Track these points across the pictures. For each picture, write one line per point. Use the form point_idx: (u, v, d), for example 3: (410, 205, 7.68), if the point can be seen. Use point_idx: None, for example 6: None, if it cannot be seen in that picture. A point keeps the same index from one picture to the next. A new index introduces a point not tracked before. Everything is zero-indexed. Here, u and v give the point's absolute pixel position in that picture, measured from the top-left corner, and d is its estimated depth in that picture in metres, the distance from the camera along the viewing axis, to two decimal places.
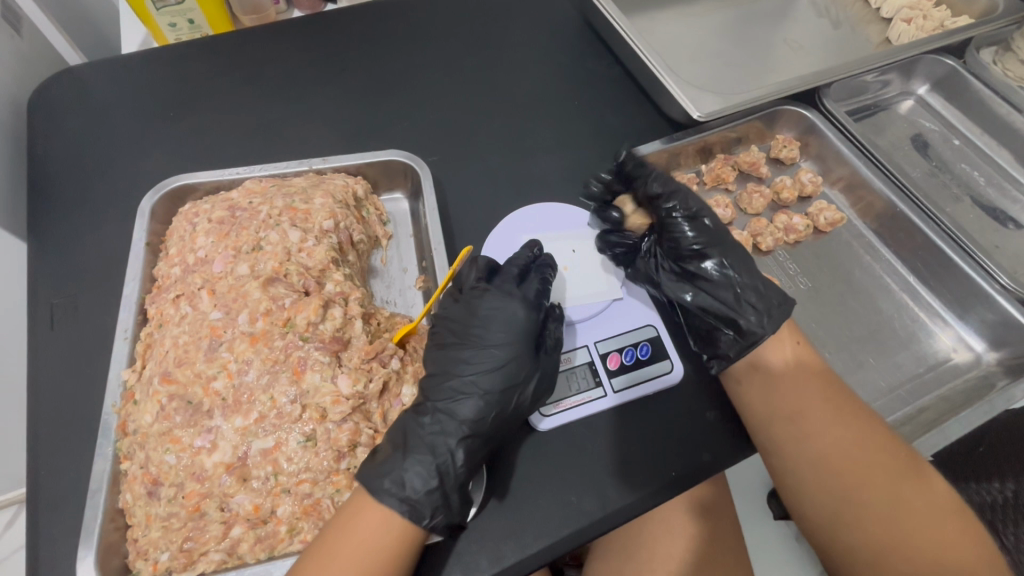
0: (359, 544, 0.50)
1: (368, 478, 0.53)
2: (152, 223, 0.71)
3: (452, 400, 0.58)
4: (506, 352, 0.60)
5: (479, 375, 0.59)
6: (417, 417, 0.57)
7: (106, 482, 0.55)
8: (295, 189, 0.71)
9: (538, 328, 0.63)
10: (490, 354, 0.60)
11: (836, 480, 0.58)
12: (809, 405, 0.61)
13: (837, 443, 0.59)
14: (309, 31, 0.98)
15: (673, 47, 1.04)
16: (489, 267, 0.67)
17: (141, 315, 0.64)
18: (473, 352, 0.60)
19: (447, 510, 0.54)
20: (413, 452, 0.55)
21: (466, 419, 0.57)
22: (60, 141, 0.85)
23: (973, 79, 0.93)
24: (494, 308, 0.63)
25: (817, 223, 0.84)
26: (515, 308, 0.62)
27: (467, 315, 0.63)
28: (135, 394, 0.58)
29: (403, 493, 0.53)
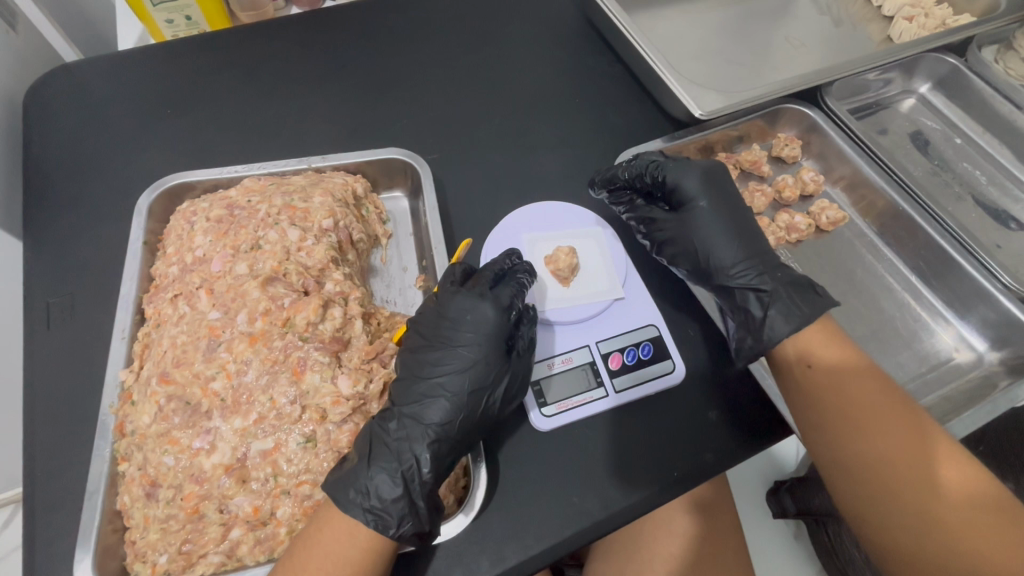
0: (329, 556, 0.49)
1: (333, 488, 0.52)
2: (150, 222, 0.71)
3: (419, 405, 0.57)
4: (475, 354, 0.59)
5: (448, 378, 0.58)
6: (382, 424, 0.56)
7: (103, 484, 0.54)
8: (294, 187, 0.70)
9: (508, 330, 0.61)
10: (458, 355, 0.59)
11: (880, 478, 0.56)
12: (855, 401, 0.59)
13: (883, 440, 0.57)
14: (307, 28, 0.98)
15: (674, 45, 1.03)
16: (463, 271, 0.66)
17: (138, 314, 0.64)
18: (442, 354, 0.59)
19: (415, 518, 0.52)
20: (378, 459, 0.53)
21: (432, 424, 0.56)
22: (56, 139, 0.84)
23: (975, 78, 0.93)
24: (464, 308, 0.61)
25: (819, 222, 0.83)
26: (484, 309, 0.60)
27: (437, 315, 0.62)
28: (132, 395, 0.58)
29: (368, 503, 0.52)
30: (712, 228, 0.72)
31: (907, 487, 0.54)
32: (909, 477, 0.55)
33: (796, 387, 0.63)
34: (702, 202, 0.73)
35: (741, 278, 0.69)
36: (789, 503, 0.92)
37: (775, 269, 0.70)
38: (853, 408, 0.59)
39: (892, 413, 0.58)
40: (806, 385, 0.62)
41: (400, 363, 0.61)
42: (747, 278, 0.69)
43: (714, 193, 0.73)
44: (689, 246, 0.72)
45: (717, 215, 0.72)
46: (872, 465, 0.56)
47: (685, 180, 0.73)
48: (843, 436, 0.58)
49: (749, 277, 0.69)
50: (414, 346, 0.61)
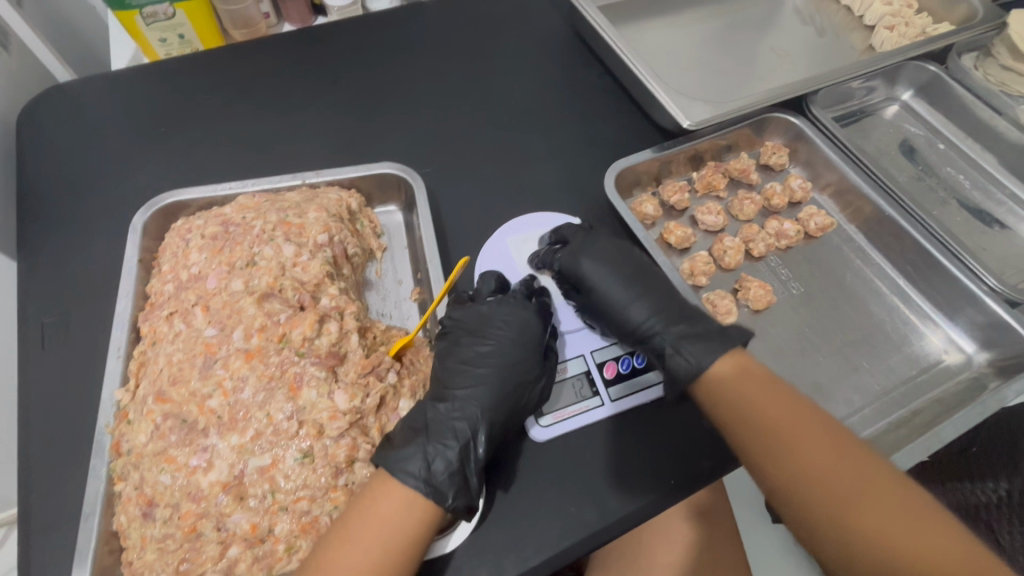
0: (378, 519, 0.49)
1: (390, 457, 0.53)
2: (144, 239, 0.71)
3: (462, 392, 0.59)
4: (518, 347, 0.62)
5: (492, 367, 0.61)
6: (436, 405, 0.58)
7: (99, 505, 0.54)
8: (288, 204, 0.71)
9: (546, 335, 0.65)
10: (506, 351, 0.62)
11: (815, 500, 0.48)
12: (778, 414, 0.53)
13: (800, 455, 0.51)
14: (299, 44, 0.99)
15: (661, 57, 1.05)
16: (500, 284, 0.69)
17: (134, 333, 0.64)
18: (490, 350, 0.62)
19: (468, 493, 0.54)
20: (433, 434, 0.55)
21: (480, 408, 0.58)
22: (49, 158, 0.84)
23: (956, 84, 0.95)
24: (507, 313, 0.65)
25: (808, 228, 0.85)
26: (527, 315, 0.64)
27: (481, 317, 0.64)
28: (128, 414, 0.57)
29: (424, 474, 0.52)
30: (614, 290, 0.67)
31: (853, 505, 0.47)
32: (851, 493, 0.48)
33: (712, 407, 0.57)
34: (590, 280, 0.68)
35: (649, 336, 0.64)
36: None
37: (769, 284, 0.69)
38: (778, 417, 0.53)
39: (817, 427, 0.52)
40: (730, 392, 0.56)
41: (440, 357, 0.63)
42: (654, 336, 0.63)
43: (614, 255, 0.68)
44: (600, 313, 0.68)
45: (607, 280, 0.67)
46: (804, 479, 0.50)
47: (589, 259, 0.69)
48: (772, 454, 0.51)
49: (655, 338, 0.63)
50: (455, 338, 0.64)
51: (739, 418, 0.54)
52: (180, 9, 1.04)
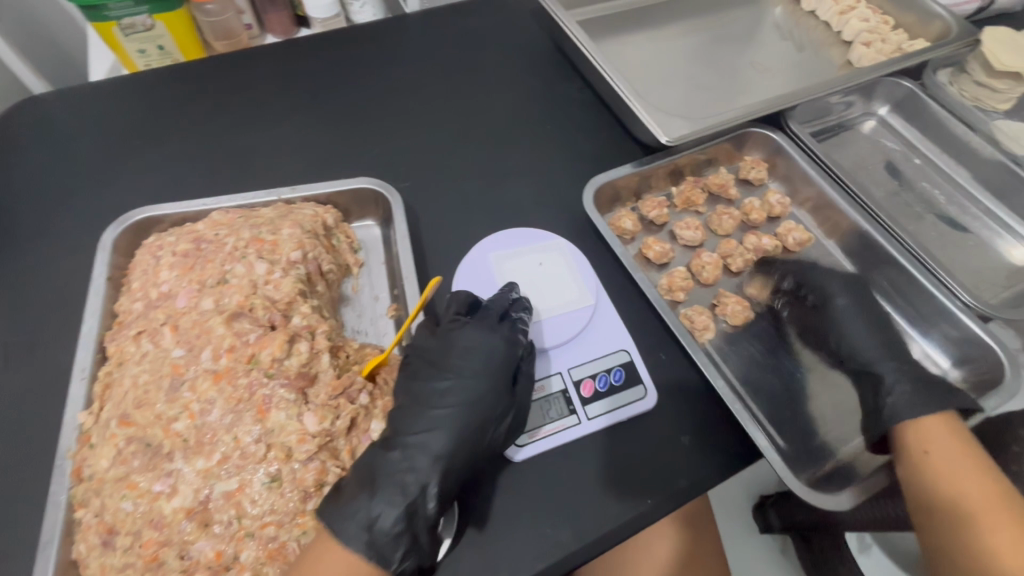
0: None
1: (327, 519, 0.52)
2: (114, 256, 0.70)
3: (417, 432, 0.57)
4: (480, 382, 0.60)
5: (450, 405, 0.59)
6: (385, 454, 0.56)
7: (59, 533, 0.52)
8: (263, 220, 0.70)
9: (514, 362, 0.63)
10: (463, 386, 0.60)
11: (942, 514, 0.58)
12: (945, 446, 0.60)
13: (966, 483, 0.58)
14: (279, 57, 0.99)
15: (642, 71, 1.06)
16: (469, 302, 0.68)
17: (100, 353, 0.62)
18: (450, 383, 0.60)
19: (418, 551, 0.54)
20: (379, 488, 0.54)
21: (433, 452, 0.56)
22: (19, 173, 0.82)
23: (930, 100, 0.96)
24: (471, 341, 0.63)
25: (786, 243, 0.86)
26: (494, 343, 0.63)
27: (443, 346, 0.63)
28: (91, 437, 0.56)
29: (370, 536, 0.52)
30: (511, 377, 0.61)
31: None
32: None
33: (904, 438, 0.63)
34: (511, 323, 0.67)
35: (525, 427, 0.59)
36: (773, 518, 1.06)
37: (870, 365, 0.71)
38: (974, 488, 0.58)
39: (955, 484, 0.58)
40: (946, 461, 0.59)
41: (402, 386, 0.62)
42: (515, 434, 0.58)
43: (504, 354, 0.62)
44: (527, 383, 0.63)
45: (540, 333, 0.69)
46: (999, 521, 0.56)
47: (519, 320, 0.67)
48: (920, 472, 0.60)
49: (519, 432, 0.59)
50: (420, 366, 0.62)
51: (907, 448, 0.62)
52: (159, 20, 1.03)
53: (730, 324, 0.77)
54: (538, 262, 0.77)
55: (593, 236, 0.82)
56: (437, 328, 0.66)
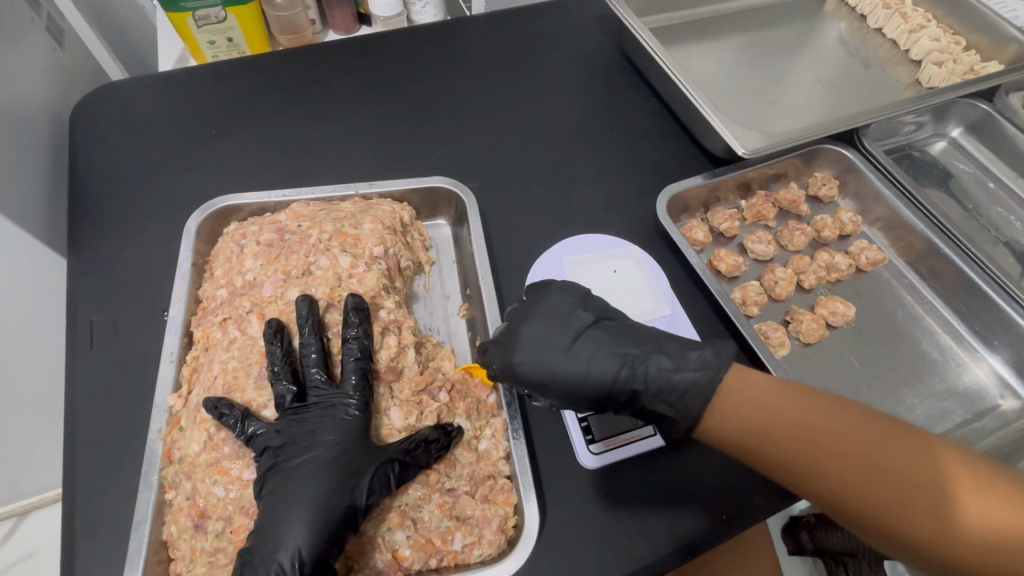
0: None
1: (256, 527, 0.50)
2: (197, 243, 0.71)
3: (332, 496, 0.50)
4: (279, 469, 0.52)
5: (340, 439, 0.53)
6: (288, 529, 0.49)
7: (151, 513, 0.53)
8: (344, 214, 0.70)
9: (292, 450, 0.53)
10: (264, 474, 0.52)
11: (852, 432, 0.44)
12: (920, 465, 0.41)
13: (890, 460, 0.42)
14: (348, 54, 1.00)
15: (708, 82, 1.06)
16: (288, 352, 0.57)
17: (185, 337, 0.63)
18: (304, 472, 0.51)
19: None
20: (288, 507, 0.50)
21: (341, 479, 0.51)
22: (100, 156, 0.84)
23: (1007, 123, 0.94)
24: (287, 424, 0.54)
25: (858, 262, 0.85)
26: (289, 427, 0.54)
27: (291, 424, 0.54)
28: (180, 420, 0.57)
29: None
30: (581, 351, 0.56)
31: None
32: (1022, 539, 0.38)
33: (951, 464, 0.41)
34: (529, 369, 0.56)
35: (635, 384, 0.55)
36: (806, 539, 0.94)
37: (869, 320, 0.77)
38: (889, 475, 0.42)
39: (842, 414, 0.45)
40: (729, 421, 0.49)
41: (291, 425, 0.54)
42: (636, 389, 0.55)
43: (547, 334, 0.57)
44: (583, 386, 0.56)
45: (558, 345, 0.56)
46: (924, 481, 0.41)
47: (528, 347, 0.57)
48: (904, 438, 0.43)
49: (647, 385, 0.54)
50: (323, 404, 0.55)
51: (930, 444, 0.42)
52: (231, 13, 1.04)
53: (802, 341, 0.77)
54: (612, 268, 0.77)
55: (663, 245, 0.82)
56: (280, 389, 0.56)
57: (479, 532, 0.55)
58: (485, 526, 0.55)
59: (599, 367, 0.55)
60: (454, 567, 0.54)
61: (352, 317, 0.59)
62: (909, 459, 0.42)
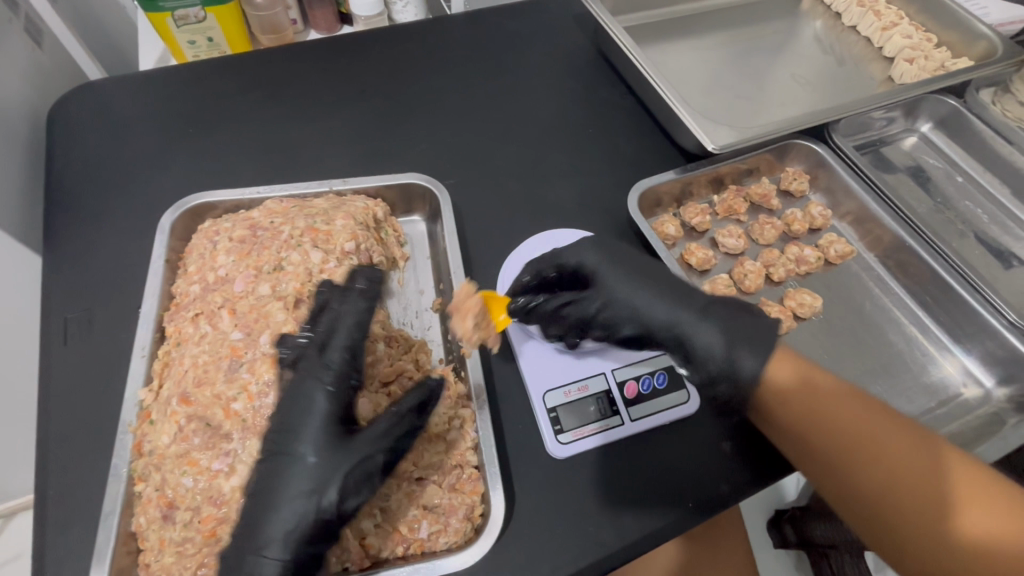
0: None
1: (242, 526, 0.51)
2: (172, 239, 0.72)
3: (307, 496, 0.50)
4: (273, 463, 0.52)
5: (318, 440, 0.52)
6: (263, 525, 0.50)
7: (120, 505, 0.53)
8: (316, 210, 0.71)
9: (286, 439, 0.53)
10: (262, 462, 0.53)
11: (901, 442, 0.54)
12: (930, 482, 0.52)
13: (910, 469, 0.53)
14: (326, 53, 1.00)
15: (684, 80, 1.07)
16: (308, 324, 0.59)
17: (158, 332, 0.64)
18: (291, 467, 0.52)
19: None
20: (271, 503, 0.50)
21: (316, 483, 0.50)
22: (77, 155, 0.85)
23: (974, 118, 0.96)
24: (289, 408, 0.54)
25: (828, 255, 0.86)
26: (288, 411, 0.54)
27: (285, 412, 0.54)
28: (151, 414, 0.58)
29: None
30: (639, 293, 0.62)
31: (990, 559, 0.49)
32: (988, 546, 0.50)
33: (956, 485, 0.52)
34: (618, 285, 0.63)
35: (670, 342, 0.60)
36: (789, 532, 0.98)
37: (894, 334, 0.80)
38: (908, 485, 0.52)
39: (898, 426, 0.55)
40: (799, 405, 0.55)
41: (281, 417, 0.54)
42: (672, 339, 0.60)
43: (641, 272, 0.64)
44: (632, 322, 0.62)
45: (624, 280, 0.63)
46: (934, 490, 0.52)
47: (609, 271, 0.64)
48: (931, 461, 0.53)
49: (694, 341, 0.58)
50: (301, 384, 0.55)
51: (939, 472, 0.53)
52: (211, 13, 1.05)
53: None
54: None
55: (636, 239, 0.83)
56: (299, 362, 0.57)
57: (445, 521, 0.56)
58: (451, 515, 0.57)
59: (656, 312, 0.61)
60: (421, 555, 0.55)
61: (363, 288, 0.61)
62: (923, 477, 0.52)
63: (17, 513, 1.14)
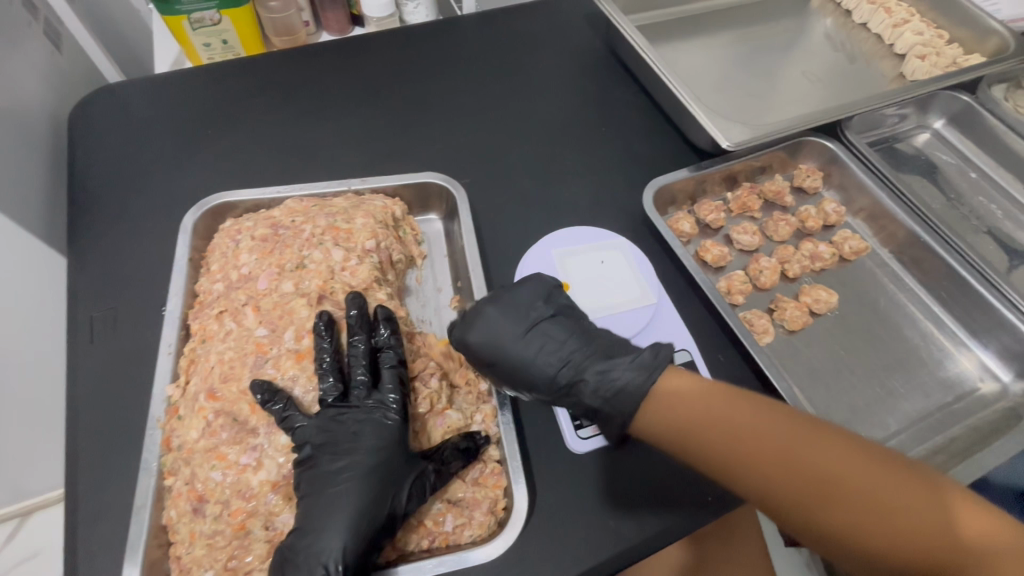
0: None
1: (296, 522, 0.53)
2: (194, 239, 0.73)
3: (371, 498, 0.53)
4: (328, 472, 0.54)
5: (382, 442, 0.55)
6: (323, 529, 0.51)
7: (151, 498, 0.54)
8: (337, 209, 0.72)
9: (341, 448, 0.55)
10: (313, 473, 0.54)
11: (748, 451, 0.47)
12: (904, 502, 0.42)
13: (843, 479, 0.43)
14: (341, 54, 1.01)
15: (695, 78, 1.08)
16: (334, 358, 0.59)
17: (183, 330, 0.65)
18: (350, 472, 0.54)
19: None
20: (332, 507, 0.52)
21: (386, 484, 0.54)
22: (98, 156, 0.86)
23: (988, 114, 0.96)
24: (340, 424, 0.56)
25: (842, 251, 0.86)
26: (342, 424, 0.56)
27: (337, 425, 0.56)
28: (179, 409, 0.59)
29: None
30: (508, 341, 0.59)
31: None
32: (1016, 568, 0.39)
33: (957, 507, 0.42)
34: (501, 350, 0.59)
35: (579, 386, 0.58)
36: None
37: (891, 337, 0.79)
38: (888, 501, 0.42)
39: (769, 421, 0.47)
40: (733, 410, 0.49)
41: (325, 430, 0.55)
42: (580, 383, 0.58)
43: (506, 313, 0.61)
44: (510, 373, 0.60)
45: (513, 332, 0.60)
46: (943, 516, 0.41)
47: (483, 319, 0.61)
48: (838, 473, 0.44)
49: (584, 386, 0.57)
50: (360, 412, 0.57)
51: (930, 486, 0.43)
52: (226, 15, 1.06)
53: (787, 329, 0.79)
54: (600, 259, 0.79)
55: (651, 237, 0.83)
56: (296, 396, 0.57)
57: (469, 514, 0.57)
58: (475, 508, 0.57)
59: (546, 359, 0.59)
60: (446, 547, 0.56)
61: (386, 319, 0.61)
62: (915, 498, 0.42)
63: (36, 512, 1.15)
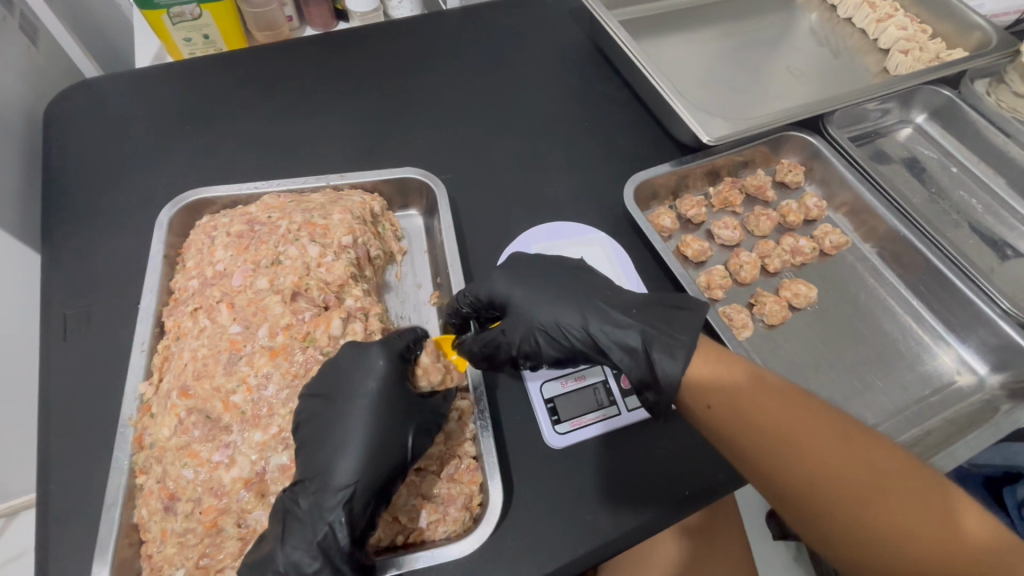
0: None
1: (298, 476, 0.53)
2: (170, 235, 0.72)
3: (373, 447, 0.53)
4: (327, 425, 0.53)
5: (376, 397, 0.54)
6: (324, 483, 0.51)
7: (122, 496, 0.54)
8: (314, 205, 0.72)
9: (341, 400, 0.54)
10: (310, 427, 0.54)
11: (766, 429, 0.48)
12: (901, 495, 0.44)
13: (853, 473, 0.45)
14: (323, 50, 1.00)
15: (680, 73, 1.07)
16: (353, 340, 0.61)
17: (158, 327, 0.64)
18: (346, 425, 0.53)
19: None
20: (334, 458, 0.52)
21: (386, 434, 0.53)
22: (74, 153, 0.85)
23: (969, 109, 0.96)
24: (336, 379, 0.55)
25: (823, 246, 0.87)
26: (341, 377, 0.55)
27: (335, 379, 0.55)
28: (152, 407, 0.58)
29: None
30: (532, 300, 0.62)
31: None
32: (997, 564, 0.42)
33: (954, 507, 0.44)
34: (521, 291, 0.63)
35: (612, 345, 0.58)
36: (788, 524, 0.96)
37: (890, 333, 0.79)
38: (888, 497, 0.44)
39: (811, 412, 0.48)
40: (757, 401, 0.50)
41: (325, 382, 0.55)
42: (614, 344, 0.58)
43: (525, 273, 0.65)
44: (532, 330, 0.62)
45: (535, 290, 0.63)
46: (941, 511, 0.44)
47: (505, 279, 0.64)
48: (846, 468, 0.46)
49: (619, 346, 0.58)
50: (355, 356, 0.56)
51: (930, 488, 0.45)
52: (206, 10, 1.04)
53: (767, 323, 0.79)
54: (580, 254, 0.79)
55: (632, 232, 0.83)
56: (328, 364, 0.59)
57: (444, 510, 0.57)
58: (450, 504, 0.57)
59: (571, 320, 0.61)
60: (420, 543, 0.56)
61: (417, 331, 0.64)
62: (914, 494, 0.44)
63: (18, 513, 1.13)
